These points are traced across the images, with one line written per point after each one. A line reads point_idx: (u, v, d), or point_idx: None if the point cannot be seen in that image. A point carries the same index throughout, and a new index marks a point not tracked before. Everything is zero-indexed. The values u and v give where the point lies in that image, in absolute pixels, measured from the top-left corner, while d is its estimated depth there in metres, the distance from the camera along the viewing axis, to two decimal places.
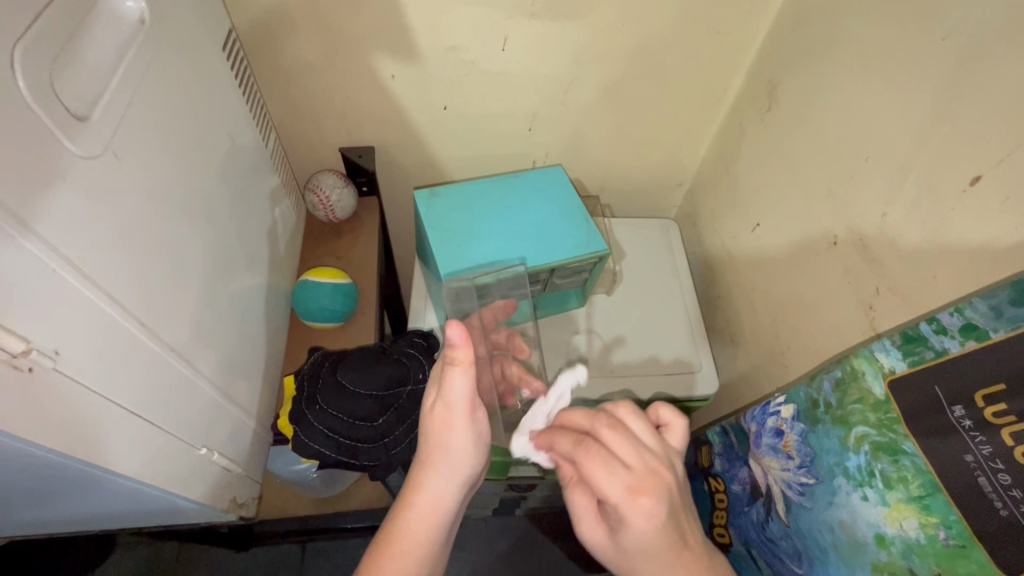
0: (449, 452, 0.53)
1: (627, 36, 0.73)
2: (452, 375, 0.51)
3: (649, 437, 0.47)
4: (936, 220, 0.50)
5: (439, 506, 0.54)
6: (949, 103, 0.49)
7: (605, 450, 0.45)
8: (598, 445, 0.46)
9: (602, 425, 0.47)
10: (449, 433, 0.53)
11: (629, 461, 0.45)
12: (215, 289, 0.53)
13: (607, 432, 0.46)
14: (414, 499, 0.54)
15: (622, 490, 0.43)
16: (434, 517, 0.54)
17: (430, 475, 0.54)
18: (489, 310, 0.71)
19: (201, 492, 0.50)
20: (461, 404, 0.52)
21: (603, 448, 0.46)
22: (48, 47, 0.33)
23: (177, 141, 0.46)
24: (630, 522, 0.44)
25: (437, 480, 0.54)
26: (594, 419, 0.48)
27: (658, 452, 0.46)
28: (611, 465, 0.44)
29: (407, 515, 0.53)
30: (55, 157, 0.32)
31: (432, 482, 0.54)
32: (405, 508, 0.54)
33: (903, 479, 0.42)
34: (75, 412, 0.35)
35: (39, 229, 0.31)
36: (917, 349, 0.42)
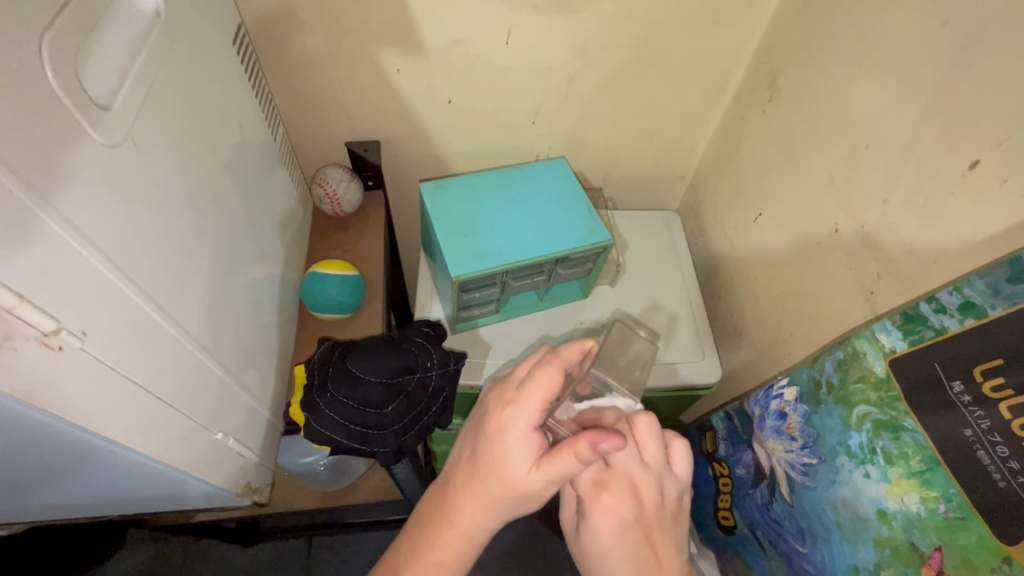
0: (511, 506, 0.49)
1: (630, 29, 0.74)
2: (571, 463, 0.45)
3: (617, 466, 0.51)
4: (936, 205, 0.51)
5: (476, 533, 0.51)
6: (947, 89, 0.49)
7: (605, 510, 0.51)
8: (601, 505, 0.51)
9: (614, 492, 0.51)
10: (526, 497, 0.49)
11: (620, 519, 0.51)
12: (226, 278, 0.54)
13: (614, 492, 0.51)
14: (452, 525, 0.51)
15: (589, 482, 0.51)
16: (470, 543, 0.51)
17: (473, 507, 0.50)
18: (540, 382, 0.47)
19: (218, 476, 0.52)
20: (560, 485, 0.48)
21: (617, 493, 0.51)
22: (73, 37, 0.34)
23: (189, 132, 0.47)
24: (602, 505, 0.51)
25: (479, 511, 0.50)
26: (603, 479, 0.51)
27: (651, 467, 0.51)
28: (618, 512, 0.51)
29: (444, 537, 0.51)
30: (80, 142, 0.34)
31: (477, 514, 0.50)
32: (443, 531, 0.51)
33: (903, 455, 0.43)
34: (104, 392, 0.36)
35: (68, 215, 0.32)
36: (917, 328, 0.43)
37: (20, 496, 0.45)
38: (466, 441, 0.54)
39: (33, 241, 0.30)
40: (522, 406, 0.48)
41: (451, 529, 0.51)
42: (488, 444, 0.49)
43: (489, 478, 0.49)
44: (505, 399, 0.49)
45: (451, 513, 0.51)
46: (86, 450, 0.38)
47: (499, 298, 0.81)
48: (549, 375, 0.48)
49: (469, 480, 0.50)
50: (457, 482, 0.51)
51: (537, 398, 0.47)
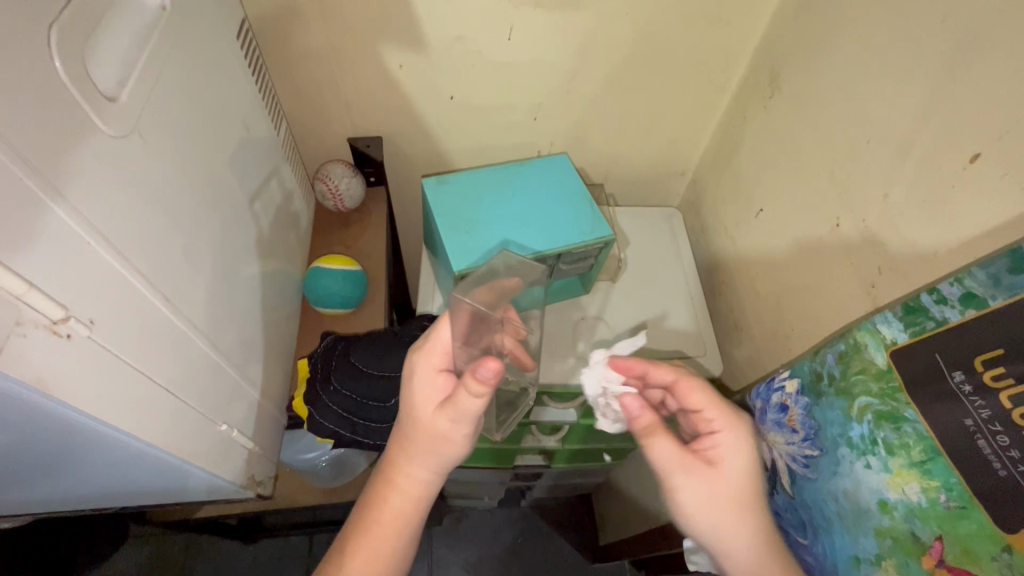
0: (432, 454, 0.52)
1: (631, 26, 0.74)
2: (468, 400, 0.49)
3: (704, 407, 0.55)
4: (937, 199, 0.51)
5: (416, 493, 0.53)
6: (948, 84, 0.50)
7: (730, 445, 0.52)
8: (721, 441, 0.53)
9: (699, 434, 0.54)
10: (443, 442, 0.51)
11: (745, 467, 0.52)
12: (229, 271, 0.55)
13: (737, 430, 0.53)
14: (392, 484, 0.53)
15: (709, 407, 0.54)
16: (412, 502, 0.53)
17: (407, 460, 0.52)
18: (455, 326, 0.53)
19: (222, 468, 0.52)
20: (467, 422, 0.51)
21: (738, 429, 0.53)
22: (81, 28, 0.34)
23: (193, 125, 0.47)
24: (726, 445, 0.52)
25: (415, 464, 0.52)
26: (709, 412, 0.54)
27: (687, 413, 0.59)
28: (743, 447, 0.52)
29: (386, 497, 0.53)
30: (88, 134, 0.34)
31: (411, 470, 0.53)
32: (384, 492, 0.53)
33: (904, 445, 0.44)
34: (112, 381, 0.36)
35: (75, 203, 0.32)
36: (919, 319, 0.43)
37: (26, 487, 0.46)
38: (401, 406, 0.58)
39: (45, 229, 0.30)
40: (433, 350, 0.54)
41: (391, 488, 0.53)
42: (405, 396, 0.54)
43: (410, 429, 0.53)
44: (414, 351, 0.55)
45: (391, 473, 0.53)
46: (93, 440, 0.38)
47: None
48: (447, 321, 0.54)
49: (399, 436, 0.54)
50: (392, 444, 0.55)
51: (440, 341, 0.53)
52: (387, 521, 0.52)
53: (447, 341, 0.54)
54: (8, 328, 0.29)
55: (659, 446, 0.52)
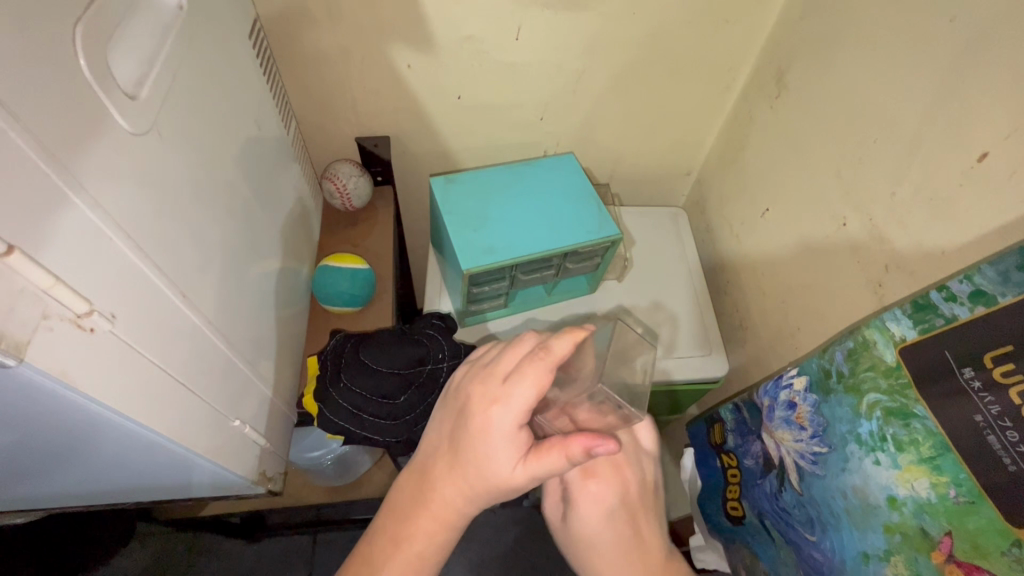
0: (487, 493, 0.45)
1: (638, 26, 0.75)
2: (559, 461, 0.42)
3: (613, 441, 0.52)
4: (944, 198, 0.51)
5: (457, 519, 0.47)
6: (956, 84, 0.50)
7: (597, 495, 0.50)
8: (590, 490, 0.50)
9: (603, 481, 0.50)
10: (508, 490, 0.45)
11: (610, 506, 0.50)
12: (240, 268, 0.55)
13: (602, 478, 0.50)
14: (432, 510, 0.47)
15: (578, 471, 0.50)
16: (451, 529, 0.48)
17: (456, 497, 0.46)
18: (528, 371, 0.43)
19: (235, 464, 0.52)
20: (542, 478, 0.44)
21: (604, 476, 0.50)
22: (104, 27, 0.35)
23: (207, 123, 0.48)
24: (579, 500, 0.50)
25: (462, 501, 0.46)
26: (590, 467, 0.50)
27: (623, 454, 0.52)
28: (606, 497, 0.50)
29: (423, 525, 0.47)
30: (111, 131, 0.34)
31: (457, 500, 0.46)
32: (421, 517, 0.47)
33: (914, 441, 0.44)
34: (131, 375, 0.36)
35: (96, 198, 0.33)
36: (928, 316, 0.44)
37: (41, 481, 0.46)
38: (441, 426, 0.49)
39: (70, 225, 0.31)
40: (513, 404, 0.43)
41: (430, 514, 0.47)
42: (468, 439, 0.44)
43: (468, 469, 0.45)
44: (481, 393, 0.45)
45: (432, 497, 0.47)
46: (111, 435, 0.38)
47: (508, 291, 0.82)
48: (543, 373, 0.42)
49: (450, 469, 0.46)
50: (433, 468, 0.47)
51: (525, 395, 0.42)
52: (423, 546, 0.47)
53: (539, 394, 0.43)
54: (36, 322, 0.29)
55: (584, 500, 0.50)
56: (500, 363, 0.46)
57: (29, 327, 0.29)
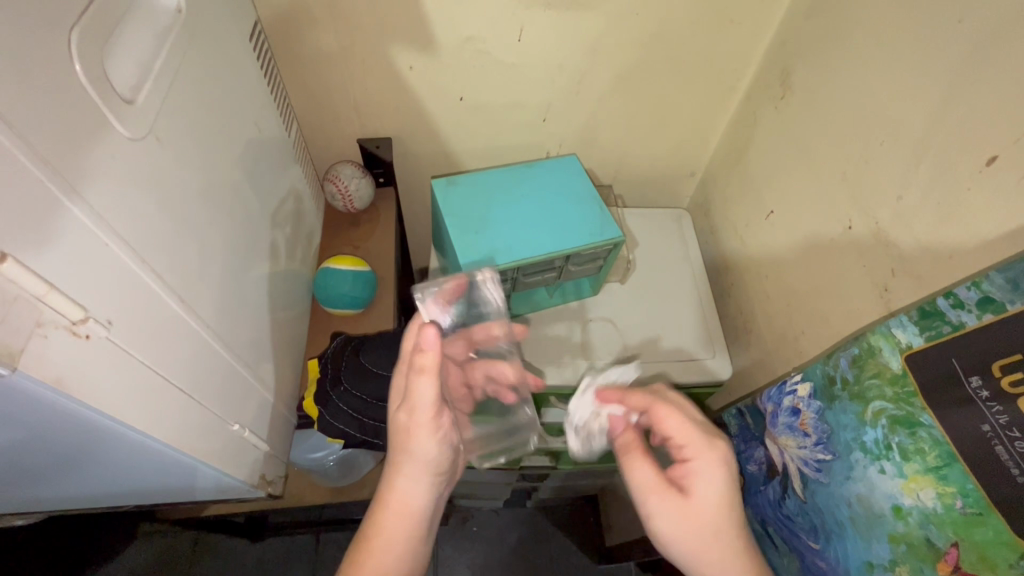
0: (416, 477, 0.54)
1: (641, 27, 0.74)
2: (423, 390, 0.53)
3: (677, 425, 0.55)
4: (951, 201, 0.50)
5: (414, 507, 0.55)
6: (964, 85, 0.49)
7: (702, 473, 0.51)
8: (698, 462, 0.52)
9: (700, 460, 0.52)
10: (428, 468, 0.55)
11: (720, 495, 0.51)
12: (240, 272, 0.55)
13: (705, 458, 0.52)
14: (387, 504, 0.54)
15: (712, 461, 0.52)
16: (409, 520, 0.54)
17: (399, 477, 0.54)
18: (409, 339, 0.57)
19: (235, 468, 0.53)
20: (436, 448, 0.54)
21: (705, 458, 0.52)
22: (100, 30, 0.35)
23: (206, 126, 0.48)
24: (693, 484, 0.52)
25: (404, 479, 0.54)
26: (681, 447, 0.54)
27: (683, 436, 0.54)
28: (648, 473, 0.54)
29: (382, 521, 0.54)
30: (106, 136, 0.34)
31: (407, 484, 0.55)
32: (381, 512, 0.54)
33: (919, 450, 0.43)
34: (127, 382, 0.36)
35: (91, 204, 0.33)
36: (935, 323, 0.43)
37: (41, 486, 0.46)
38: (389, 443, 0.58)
39: (67, 232, 0.31)
40: (417, 407, 0.53)
41: (387, 510, 0.54)
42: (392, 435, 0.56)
43: (396, 459, 0.55)
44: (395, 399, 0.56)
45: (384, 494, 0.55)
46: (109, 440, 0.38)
47: (509, 294, 0.81)
48: (425, 376, 0.53)
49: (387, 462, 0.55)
50: (383, 472, 0.56)
51: (426, 386, 0.53)
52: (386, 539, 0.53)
53: (421, 395, 0.53)
54: (30, 330, 0.29)
55: (638, 467, 0.55)
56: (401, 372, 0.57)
57: (23, 334, 0.28)
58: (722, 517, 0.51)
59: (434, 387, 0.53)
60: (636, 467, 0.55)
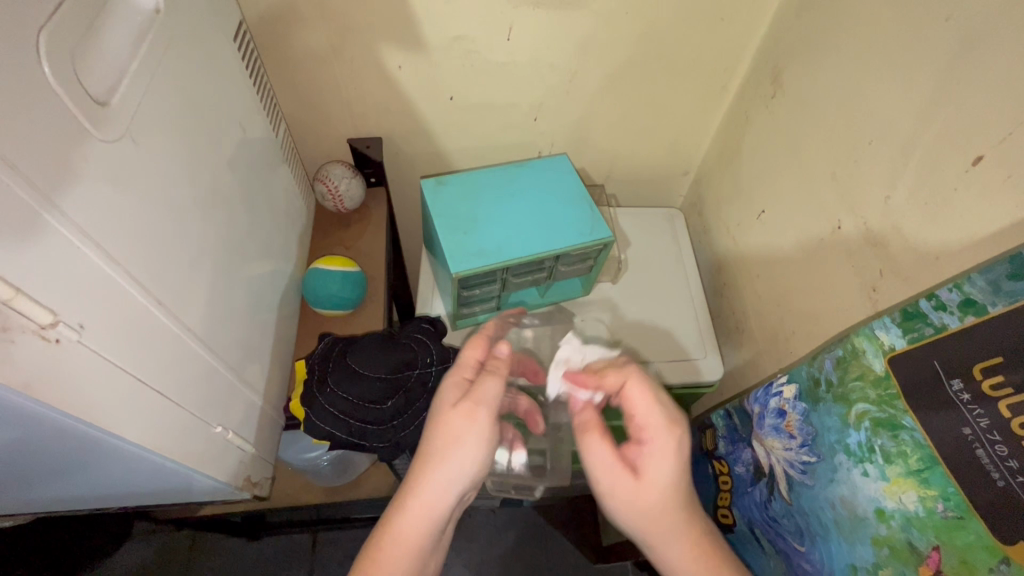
0: (453, 481, 0.54)
1: (631, 25, 0.74)
2: (490, 393, 0.55)
3: (642, 408, 0.53)
4: (938, 202, 0.50)
5: (437, 512, 0.54)
6: (951, 84, 0.49)
7: (654, 458, 0.51)
8: (653, 447, 0.52)
9: (655, 445, 0.52)
10: (464, 473, 0.54)
11: (670, 479, 0.51)
12: (226, 274, 0.55)
13: (663, 443, 0.51)
14: (410, 505, 0.53)
15: (670, 451, 0.51)
16: (429, 523, 0.54)
17: (428, 479, 0.53)
18: (472, 345, 0.60)
19: (218, 470, 0.52)
20: (480, 457, 0.54)
21: (662, 448, 0.51)
22: (71, 32, 0.34)
23: (188, 127, 0.47)
24: (646, 468, 0.52)
25: (435, 482, 0.53)
26: (643, 429, 0.53)
27: (643, 418, 0.53)
28: (604, 451, 0.53)
29: (403, 522, 0.53)
30: (79, 139, 0.34)
31: (435, 488, 0.53)
32: (404, 511, 0.53)
33: (902, 453, 0.43)
34: (100, 385, 0.36)
35: (63, 207, 0.32)
36: (917, 325, 0.43)
37: (24, 488, 0.46)
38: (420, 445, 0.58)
39: (35, 236, 0.31)
40: (481, 405, 0.55)
41: (408, 510, 0.53)
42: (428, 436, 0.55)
43: (429, 460, 0.54)
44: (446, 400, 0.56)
45: (409, 496, 0.54)
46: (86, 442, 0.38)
47: (499, 294, 0.81)
48: (491, 380, 0.56)
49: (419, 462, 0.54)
50: (410, 471, 0.55)
51: (491, 383, 0.56)
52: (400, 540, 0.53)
53: (487, 398, 0.55)
54: None
55: (597, 446, 0.53)
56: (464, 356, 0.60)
57: None
58: (670, 499, 0.51)
59: (495, 403, 0.55)
60: (597, 446, 0.53)
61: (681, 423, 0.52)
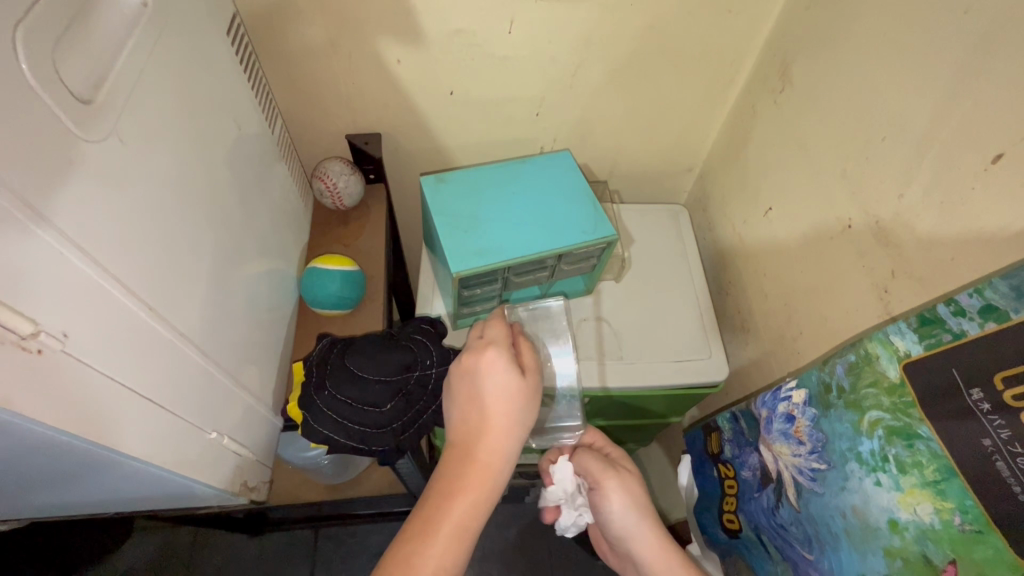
0: (512, 434, 0.53)
1: (636, 17, 0.72)
2: (529, 359, 0.57)
3: (595, 465, 0.69)
4: (955, 200, 0.48)
5: (493, 484, 0.52)
6: (970, 79, 0.47)
7: (611, 490, 0.67)
8: (606, 486, 0.67)
9: (608, 474, 0.68)
10: (518, 440, 0.54)
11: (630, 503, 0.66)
12: (221, 276, 0.53)
13: (613, 478, 0.67)
14: (473, 474, 0.51)
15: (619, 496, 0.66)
16: (495, 477, 0.52)
17: (488, 444, 0.52)
18: (496, 323, 0.58)
19: (214, 476, 0.52)
20: (531, 408, 0.55)
21: (610, 477, 0.68)
22: (51, 28, 0.33)
23: (180, 125, 0.46)
24: (608, 494, 0.67)
25: (494, 448, 0.52)
26: (604, 467, 0.69)
27: (601, 476, 0.68)
28: (590, 461, 0.70)
29: (462, 494, 0.50)
30: (63, 140, 0.33)
31: (498, 453, 0.52)
32: (462, 480, 0.51)
33: (917, 464, 0.42)
34: (85, 394, 0.35)
35: (41, 210, 0.31)
36: (934, 331, 0.41)
37: (20, 497, 0.46)
38: (452, 420, 0.55)
39: (13, 244, 0.29)
40: (523, 371, 0.55)
41: (474, 466, 0.51)
42: (472, 407, 0.53)
43: (483, 419, 0.52)
44: (470, 367, 0.54)
45: (471, 453, 0.52)
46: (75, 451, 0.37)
47: (500, 294, 0.80)
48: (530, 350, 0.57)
49: (470, 426, 0.53)
50: (454, 438, 0.53)
51: (529, 355, 0.57)
52: (473, 493, 0.50)
53: (528, 365, 0.56)
54: None
55: (585, 457, 0.70)
56: (491, 329, 0.58)
57: None
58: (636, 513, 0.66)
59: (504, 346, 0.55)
60: (586, 458, 0.70)
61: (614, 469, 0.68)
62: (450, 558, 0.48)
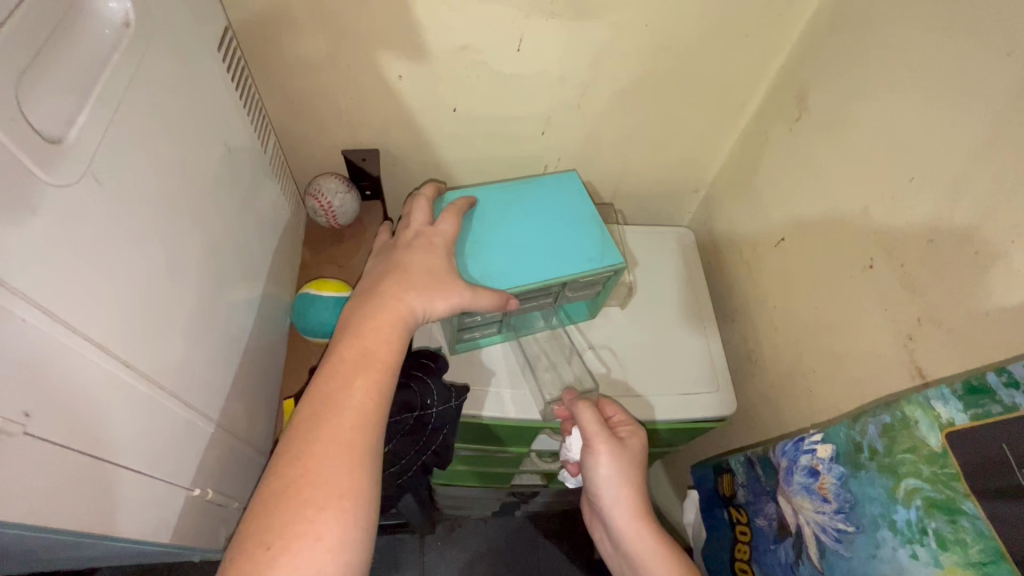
0: (424, 293, 0.57)
1: (650, 37, 0.69)
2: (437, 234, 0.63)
3: (594, 428, 0.65)
4: (993, 250, 0.46)
5: (406, 327, 0.56)
6: (1011, 126, 0.45)
7: (602, 458, 0.64)
8: (599, 452, 0.65)
9: (602, 444, 0.65)
10: (425, 301, 0.57)
11: (615, 476, 0.64)
12: (207, 314, 0.49)
13: (606, 449, 0.64)
14: (385, 314, 0.55)
15: (608, 472, 0.64)
16: (403, 324, 0.55)
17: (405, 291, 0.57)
18: (421, 208, 0.66)
19: (193, 536, 0.49)
20: (434, 279, 0.58)
21: (603, 449, 0.64)
22: (13, 61, 0.29)
23: (164, 155, 0.42)
24: (598, 461, 0.65)
25: (406, 297, 0.57)
26: (597, 432, 0.65)
27: (599, 439, 0.65)
28: (588, 423, 0.65)
29: (374, 332, 0.54)
30: (26, 189, 0.29)
31: (410, 300, 0.57)
32: (375, 322, 0.54)
33: (960, 542, 0.40)
34: (51, 475, 0.31)
35: (4, 276, 0.27)
36: (983, 401, 0.39)
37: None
38: (361, 286, 0.59)
39: None
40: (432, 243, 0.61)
41: (383, 310, 0.55)
42: (393, 270, 0.59)
43: (401, 276, 0.58)
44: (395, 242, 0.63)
45: (380, 304, 0.56)
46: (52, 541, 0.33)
47: (501, 320, 0.76)
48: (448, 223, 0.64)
49: (383, 283, 0.58)
50: (359, 300, 0.57)
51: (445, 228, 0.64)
52: (389, 324, 0.54)
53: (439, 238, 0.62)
54: None
55: (585, 412, 0.66)
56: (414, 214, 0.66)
57: None
58: (620, 488, 0.65)
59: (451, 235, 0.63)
60: (584, 413, 0.66)
61: (610, 439, 0.65)
62: (372, 389, 0.50)
